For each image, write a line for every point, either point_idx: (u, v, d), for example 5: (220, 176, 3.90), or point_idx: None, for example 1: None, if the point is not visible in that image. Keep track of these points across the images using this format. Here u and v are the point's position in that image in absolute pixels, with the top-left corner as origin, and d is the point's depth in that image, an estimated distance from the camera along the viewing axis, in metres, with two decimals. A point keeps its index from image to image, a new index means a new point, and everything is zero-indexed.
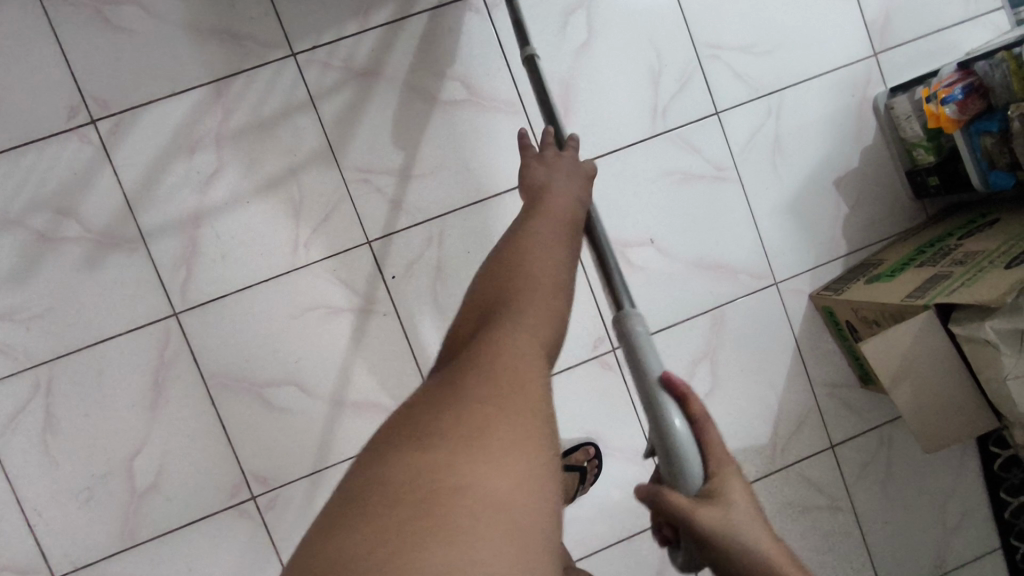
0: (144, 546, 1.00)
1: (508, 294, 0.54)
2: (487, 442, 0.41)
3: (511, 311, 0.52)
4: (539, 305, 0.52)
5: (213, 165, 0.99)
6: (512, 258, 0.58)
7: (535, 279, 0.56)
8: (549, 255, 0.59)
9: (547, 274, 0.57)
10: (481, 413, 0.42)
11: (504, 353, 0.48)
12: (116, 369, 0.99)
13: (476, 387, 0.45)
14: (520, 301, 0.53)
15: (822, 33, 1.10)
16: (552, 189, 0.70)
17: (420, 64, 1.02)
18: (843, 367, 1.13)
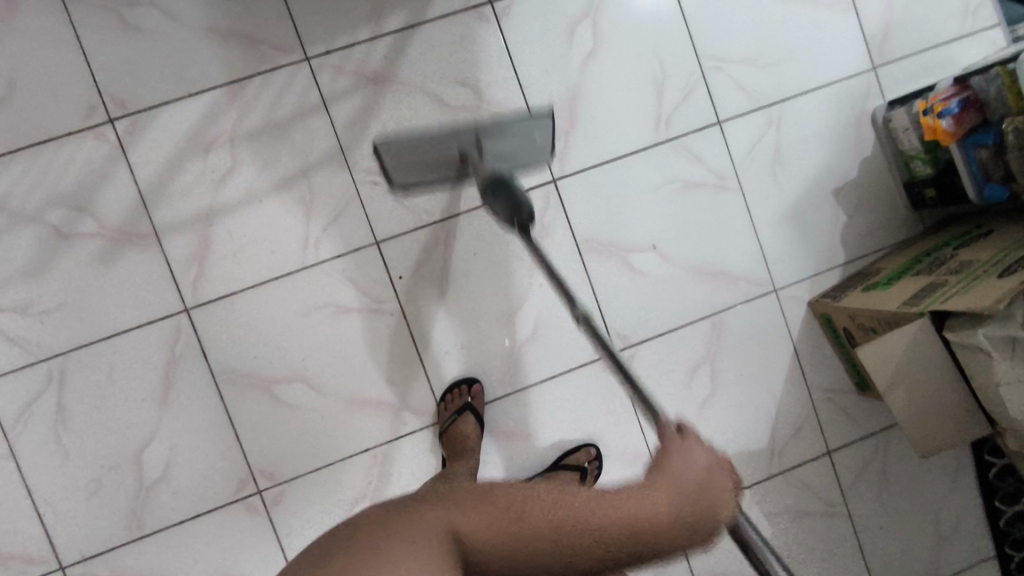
0: (151, 538, 1.01)
1: (513, 499, 0.60)
2: (382, 548, 0.56)
3: (478, 506, 0.60)
4: (546, 528, 0.58)
5: (227, 165, 1.02)
6: (549, 495, 0.61)
7: (546, 520, 0.58)
8: (578, 507, 0.59)
9: (556, 526, 0.58)
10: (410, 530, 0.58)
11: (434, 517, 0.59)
12: (127, 363, 1.01)
13: (420, 520, 0.59)
14: (512, 512, 0.59)
15: (823, 47, 1.13)
16: (675, 454, 0.63)
17: (430, 70, 1.05)
18: (840, 374, 1.15)
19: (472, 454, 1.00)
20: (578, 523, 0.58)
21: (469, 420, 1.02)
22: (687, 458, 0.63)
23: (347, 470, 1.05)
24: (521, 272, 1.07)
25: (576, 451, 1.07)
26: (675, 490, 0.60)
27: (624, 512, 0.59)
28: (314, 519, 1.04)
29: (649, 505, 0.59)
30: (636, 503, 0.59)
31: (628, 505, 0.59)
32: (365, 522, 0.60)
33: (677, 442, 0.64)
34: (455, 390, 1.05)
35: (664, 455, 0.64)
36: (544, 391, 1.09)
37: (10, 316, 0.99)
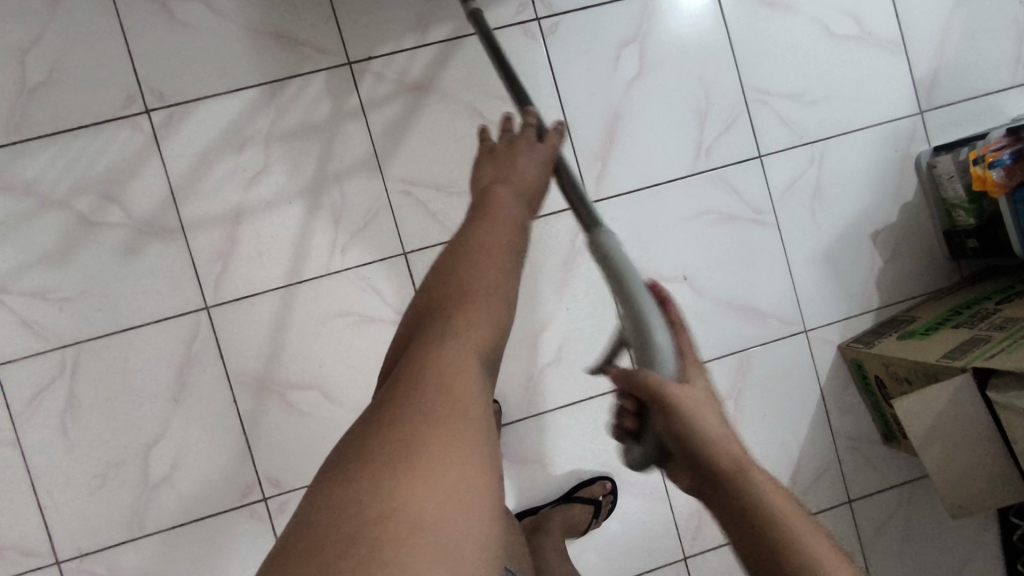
0: (151, 538, 0.99)
1: (455, 297, 0.50)
2: (415, 461, 0.39)
3: (445, 322, 0.49)
4: (493, 290, 0.51)
5: (259, 163, 1.00)
6: (461, 260, 0.53)
7: (485, 284, 0.51)
8: (482, 252, 0.54)
9: (495, 284, 0.52)
10: (426, 431, 0.41)
11: (432, 381, 0.44)
12: (141, 357, 0.99)
13: (422, 402, 0.43)
14: (477, 304, 0.50)
15: (870, 87, 1.11)
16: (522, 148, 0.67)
17: (471, 83, 1.03)
18: (866, 421, 1.11)
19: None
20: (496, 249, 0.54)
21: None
22: (526, 154, 0.66)
23: None
24: (547, 293, 1.05)
25: (591, 482, 1.05)
26: (532, 178, 0.64)
27: (504, 220, 0.58)
28: None
29: (508, 216, 0.58)
30: (503, 215, 0.58)
31: (490, 227, 0.56)
32: (356, 462, 0.40)
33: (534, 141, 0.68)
34: None
35: (502, 150, 0.68)
36: (563, 417, 1.06)
37: (27, 301, 0.97)
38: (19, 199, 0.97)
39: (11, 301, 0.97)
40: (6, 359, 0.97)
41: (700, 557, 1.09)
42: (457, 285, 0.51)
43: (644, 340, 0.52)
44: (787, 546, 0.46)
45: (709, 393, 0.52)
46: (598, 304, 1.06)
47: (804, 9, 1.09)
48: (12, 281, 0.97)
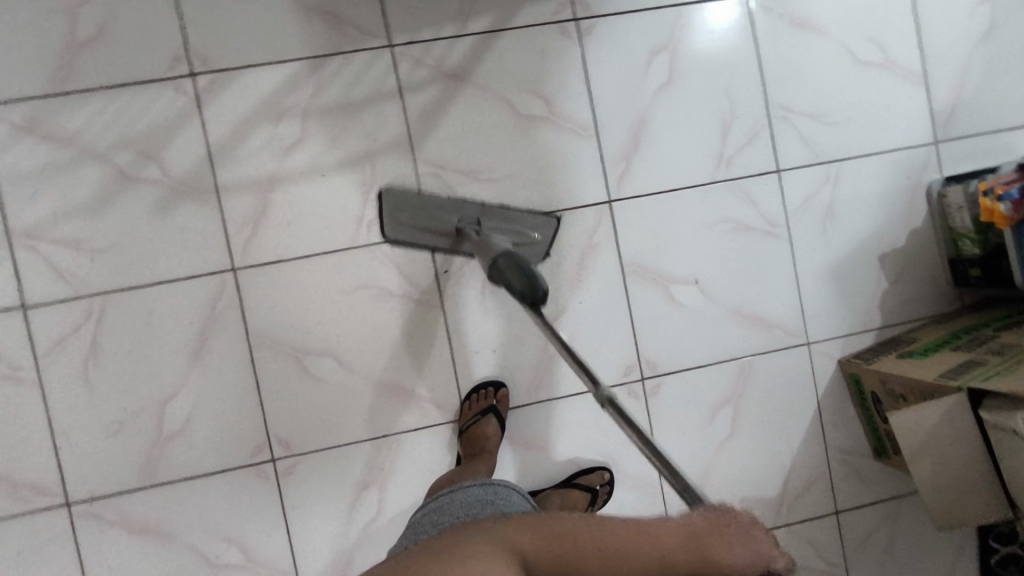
0: (160, 488, 1.02)
1: (569, 535, 0.57)
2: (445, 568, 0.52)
3: (530, 526, 0.58)
4: (598, 551, 0.56)
5: (296, 135, 1.04)
6: (591, 523, 0.58)
7: (581, 563, 0.55)
8: (636, 542, 0.57)
9: (610, 556, 0.56)
10: (460, 557, 0.54)
11: (484, 541, 0.56)
12: (167, 312, 1.02)
13: (470, 548, 0.55)
14: (575, 541, 0.57)
15: (889, 114, 1.15)
16: (731, 520, 0.59)
17: (507, 76, 1.07)
18: (860, 436, 1.15)
19: (489, 456, 1.02)
20: (627, 546, 0.57)
21: (491, 421, 1.03)
22: (737, 545, 0.57)
23: (363, 452, 1.05)
24: (564, 286, 1.09)
25: (589, 471, 1.08)
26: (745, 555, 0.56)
27: (643, 540, 0.57)
28: (321, 495, 1.04)
29: (670, 545, 0.57)
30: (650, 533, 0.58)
31: (646, 532, 0.58)
32: (425, 546, 0.58)
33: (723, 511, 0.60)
34: (482, 390, 1.06)
35: (717, 519, 0.59)
36: (567, 406, 1.09)
37: (60, 248, 1.00)
38: (60, 148, 1.00)
39: (43, 246, 1.00)
40: (34, 302, 1.00)
41: None
42: (562, 520, 0.59)
43: None
44: None
45: None
46: (610, 301, 1.10)
47: (832, 34, 1.13)
48: (46, 227, 1.00)
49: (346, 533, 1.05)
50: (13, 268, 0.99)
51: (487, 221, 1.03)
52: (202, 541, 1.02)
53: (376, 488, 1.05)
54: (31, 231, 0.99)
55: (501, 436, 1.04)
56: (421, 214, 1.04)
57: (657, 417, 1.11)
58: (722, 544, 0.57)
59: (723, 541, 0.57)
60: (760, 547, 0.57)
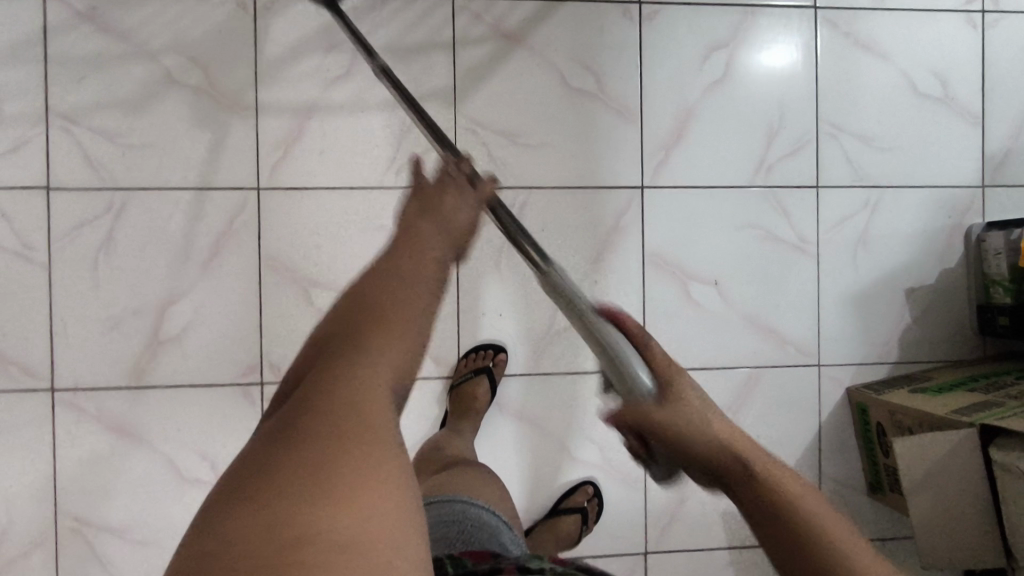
0: (147, 391, 1.01)
1: (354, 350, 0.52)
2: (334, 484, 0.45)
3: (355, 342, 0.52)
4: (406, 313, 0.55)
5: (344, 67, 1.03)
6: (365, 326, 0.53)
7: (395, 315, 0.54)
8: (416, 283, 0.57)
9: (410, 299, 0.56)
10: (341, 437, 0.47)
11: (338, 402, 0.49)
12: (184, 219, 1.01)
13: (325, 416, 0.48)
14: (379, 317, 0.54)
15: (940, 150, 1.12)
16: (450, 195, 0.66)
17: (563, 45, 1.06)
18: (856, 469, 1.11)
19: (475, 416, 1.02)
20: (411, 275, 0.58)
21: (483, 383, 1.01)
22: (460, 201, 0.66)
23: None
24: (580, 264, 1.07)
25: (573, 490, 1.07)
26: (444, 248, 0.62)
27: (421, 287, 0.57)
28: None
29: (429, 250, 0.61)
30: (419, 290, 0.57)
31: (404, 253, 0.60)
32: (254, 508, 0.43)
33: (467, 189, 0.67)
34: (480, 351, 1.04)
35: (432, 190, 0.67)
36: (563, 385, 1.08)
37: (92, 136, 1.00)
38: (112, 39, 1.00)
39: (79, 133, 1.00)
40: (59, 186, 0.99)
41: (660, 556, 1.09)
42: (360, 301, 0.55)
43: (624, 377, 0.56)
44: (801, 527, 0.53)
45: (690, 393, 0.58)
46: (625, 286, 1.08)
47: (894, 59, 1.11)
48: (84, 114, 1.00)
49: None
50: (46, 149, 0.99)
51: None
52: (178, 452, 1.01)
53: None
54: (69, 116, 0.99)
55: (491, 399, 1.03)
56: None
57: None
58: (440, 200, 0.65)
59: (436, 201, 0.65)
60: (467, 203, 0.66)
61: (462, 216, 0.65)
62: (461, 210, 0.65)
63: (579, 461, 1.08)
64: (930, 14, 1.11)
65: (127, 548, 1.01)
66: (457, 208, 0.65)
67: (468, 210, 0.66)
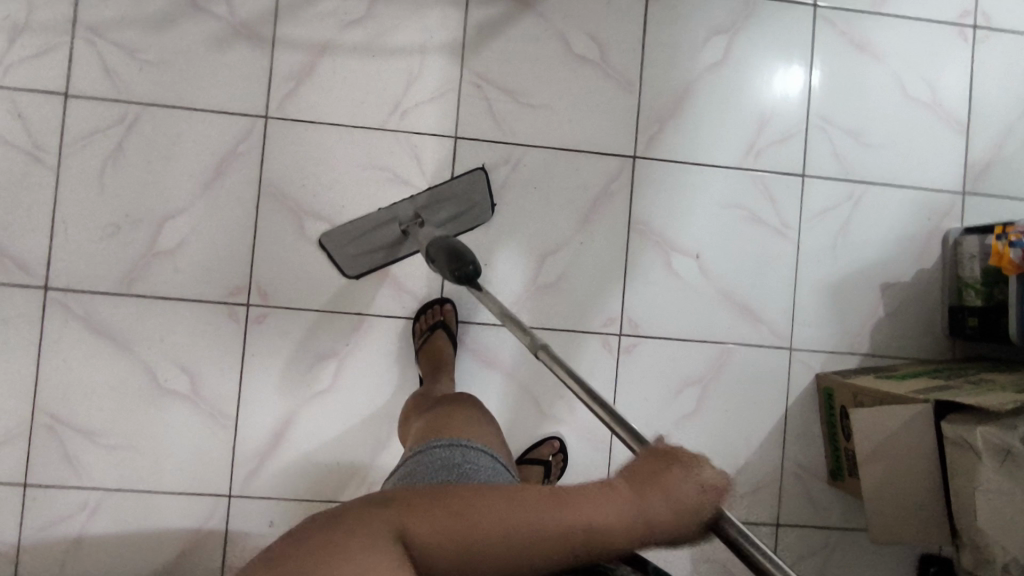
0: (136, 299, 1.04)
1: (469, 503, 0.53)
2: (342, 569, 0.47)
3: (423, 508, 0.52)
4: (504, 535, 0.51)
5: (361, 12, 1.08)
6: (480, 495, 0.54)
7: (482, 527, 0.51)
8: (523, 501, 0.54)
9: (494, 525, 0.52)
10: (335, 553, 0.48)
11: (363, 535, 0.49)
12: (192, 138, 1.05)
13: (363, 544, 0.48)
14: (455, 507, 0.52)
15: (924, 153, 1.16)
16: (683, 467, 0.58)
17: (571, 15, 1.11)
18: (819, 453, 1.13)
19: (449, 369, 1.02)
20: (542, 519, 0.52)
21: (441, 335, 1.03)
22: (681, 479, 0.56)
23: (334, 323, 1.06)
24: (568, 224, 1.11)
25: (539, 443, 1.08)
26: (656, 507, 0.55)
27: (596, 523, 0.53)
28: (282, 353, 1.06)
29: (580, 498, 0.55)
30: (597, 511, 0.54)
31: (591, 505, 0.54)
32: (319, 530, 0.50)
33: (672, 454, 0.59)
34: (431, 308, 1.07)
35: (645, 464, 0.59)
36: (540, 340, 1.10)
37: (115, 50, 1.04)
38: None
39: (102, 45, 1.04)
40: (77, 93, 1.04)
41: None
42: (461, 499, 0.53)
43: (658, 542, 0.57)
44: None
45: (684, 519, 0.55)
46: (608, 251, 1.11)
47: (887, 64, 1.16)
48: (109, 28, 1.04)
49: (295, 396, 1.06)
50: (69, 57, 1.04)
51: (424, 202, 1.02)
52: (159, 362, 1.04)
53: (335, 361, 1.06)
54: (95, 29, 1.04)
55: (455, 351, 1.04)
56: (371, 250, 1.03)
57: (624, 375, 1.11)
58: (661, 486, 0.56)
59: (666, 480, 0.56)
60: (693, 482, 0.56)
61: (668, 495, 0.55)
62: (674, 479, 0.56)
63: (549, 416, 1.10)
64: (924, 25, 1.16)
65: (98, 451, 1.03)
66: (664, 492, 0.56)
67: (685, 481, 0.56)
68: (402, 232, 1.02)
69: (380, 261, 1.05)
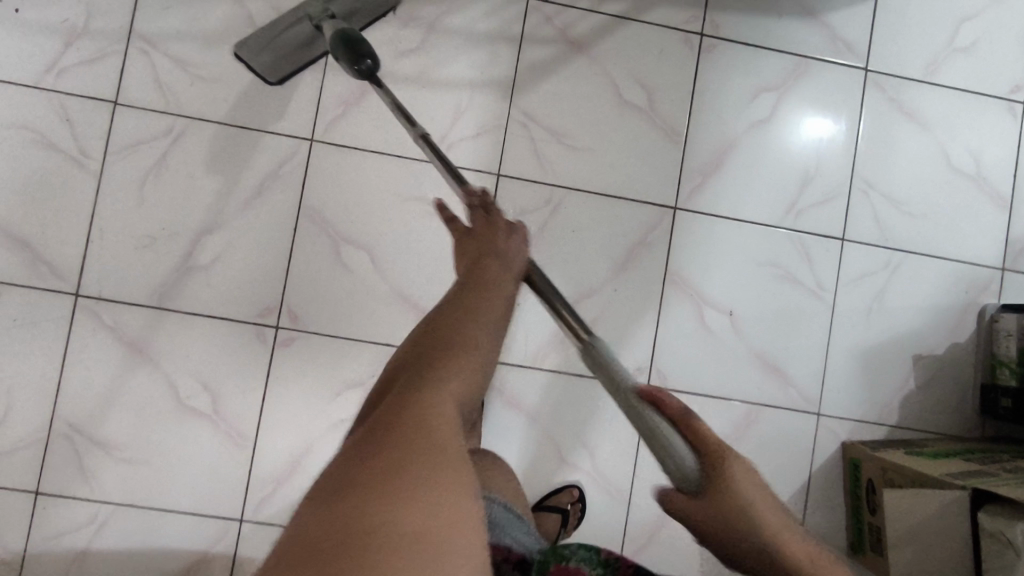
0: (165, 312, 1.03)
1: (436, 364, 0.58)
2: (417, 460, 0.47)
3: (431, 376, 0.57)
4: (468, 356, 0.60)
5: (414, 43, 1.08)
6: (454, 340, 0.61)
7: (457, 361, 0.59)
8: (472, 331, 0.63)
9: (472, 348, 0.61)
10: (397, 447, 0.48)
11: (417, 420, 0.51)
12: (236, 155, 1.05)
13: (411, 416, 0.52)
14: (437, 357, 0.59)
15: (965, 226, 1.15)
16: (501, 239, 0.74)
17: (623, 62, 1.11)
18: (840, 524, 1.11)
19: None
20: (480, 328, 0.63)
21: None
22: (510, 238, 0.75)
23: (361, 352, 1.05)
24: (603, 270, 1.10)
25: (558, 491, 1.07)
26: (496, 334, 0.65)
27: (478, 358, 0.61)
28: (307, 378, 1.04)
29: (500, 302, 0.68)
30: (490, 308, 0.66)
31: (484, 303, 0.66)
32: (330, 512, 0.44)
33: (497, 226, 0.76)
34: None
35: (483, 245, 0.74)
36: (566, 385, 1.09)
37: (168, 62, 1.05)
38: None
39: (155, 57, 1.04)
40: (126, 102, 1.04)
41: None
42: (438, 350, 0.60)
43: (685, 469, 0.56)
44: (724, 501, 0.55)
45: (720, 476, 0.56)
46: (642, 301, 1.10)
47: (934, 133, 1.15)
48: (164, 40, 1.05)
49: (315, 422, 1.04)
50: (121, 65, 1.04)
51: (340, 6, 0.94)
52: (182, 378, 1.03)
53: (359, 391, 1.05)
54: (150, 40, 1.04)
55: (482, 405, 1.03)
56: (288, 46, 0.95)
57: None
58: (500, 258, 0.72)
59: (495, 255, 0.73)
60: (521, 247, 0.75)
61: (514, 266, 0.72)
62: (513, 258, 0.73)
63: (569, 463, 1.08)
64: (974, 96, 1.16)
65: (113, 464, 1.01)
66: (505, 261, 0.72)
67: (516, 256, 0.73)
68: (314, 28, 0.93)
69: (302, 61, 0.99)
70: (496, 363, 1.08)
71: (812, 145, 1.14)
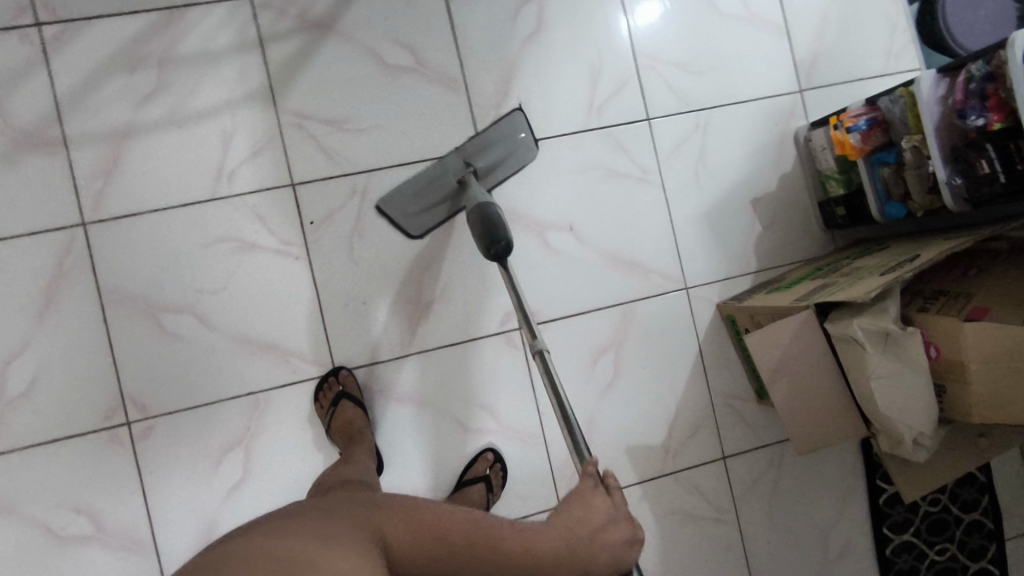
0: (3, 456, 0.95)
1: (413, 518, 0.66)
2: (331, 540, 0.60)
3: (404, 516, 0.66)
4: (446, 525, 0.67)
5: (152, 85, 1.01)
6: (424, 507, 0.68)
7: (443, 525, 0.66)
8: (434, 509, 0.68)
9: (439, 520, 0.67)
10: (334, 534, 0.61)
11: (354, 526, 0.63)
12: (10, 270, 0.96)
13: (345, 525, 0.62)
14: (416, 517, 0.66)
15: (754, 64, 1.18)
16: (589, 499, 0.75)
17: (371, 26, 1.07)
18: (740, 378, 1.16)
19: (364, 436, 0.99)
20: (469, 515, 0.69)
21: (348, 407, 0.99)
22: (596, 497, 0.76)
23: (227, 411, 1.01)
24: (434, 235, 1.07)
25: (474, 459, 1.06)
26: (603, 500, 0.76)
27: (583, 531, 0.73)
28: (181, 459, 0.99)
29: (599, 514, 0.75)
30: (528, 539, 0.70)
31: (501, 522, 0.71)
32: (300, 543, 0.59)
33: (592, 495, 0.76)
34: (325, 383, 1.02)
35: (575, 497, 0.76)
36: (444, 361, 1.07)
37: None
38: None
39: None
40: None
41: None
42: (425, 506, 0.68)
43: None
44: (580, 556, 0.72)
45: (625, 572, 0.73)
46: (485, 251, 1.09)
47: None
48: None
49: (206, 497, 1.00)
50: None
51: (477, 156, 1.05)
52: (49, 513, 0.96)
53: (240, 450, 1.01)
54: None
55: (366, 415, 1.01)
56: (431, 203, 1.03)
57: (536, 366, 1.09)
58: (578, 512, 0.74)
59: (581, 507, 0.75)
60: (599, 512, 0.75)
61: (595, 523, 0.74)
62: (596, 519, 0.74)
63: (475, 431, 1.07)
64: None
65: None
66: (594, 522, 0.74)
67: (602, 522, 0.74)
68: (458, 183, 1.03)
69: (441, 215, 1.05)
70: (367, 367, 1.05)
71: (589, 34, 1.13)
